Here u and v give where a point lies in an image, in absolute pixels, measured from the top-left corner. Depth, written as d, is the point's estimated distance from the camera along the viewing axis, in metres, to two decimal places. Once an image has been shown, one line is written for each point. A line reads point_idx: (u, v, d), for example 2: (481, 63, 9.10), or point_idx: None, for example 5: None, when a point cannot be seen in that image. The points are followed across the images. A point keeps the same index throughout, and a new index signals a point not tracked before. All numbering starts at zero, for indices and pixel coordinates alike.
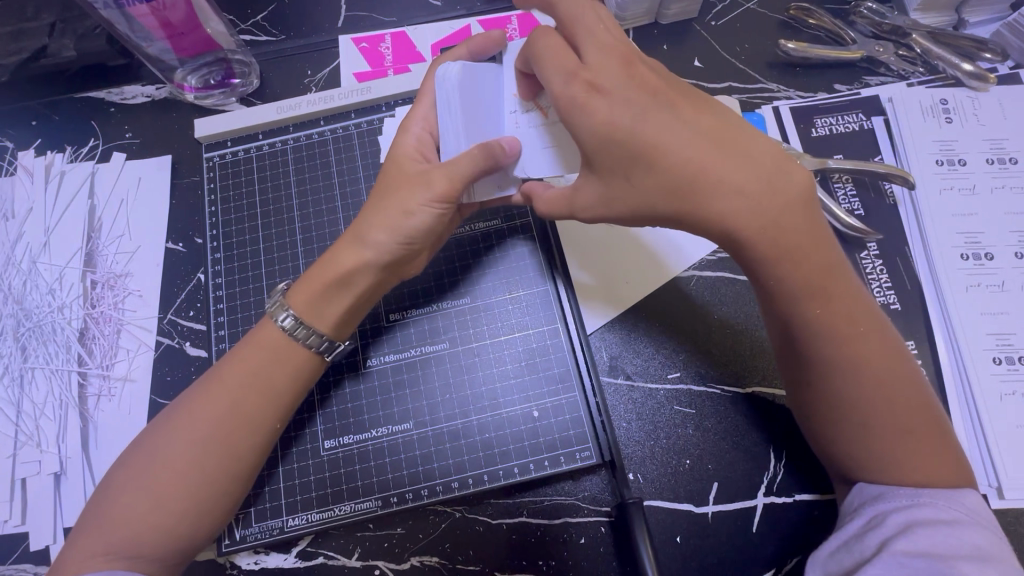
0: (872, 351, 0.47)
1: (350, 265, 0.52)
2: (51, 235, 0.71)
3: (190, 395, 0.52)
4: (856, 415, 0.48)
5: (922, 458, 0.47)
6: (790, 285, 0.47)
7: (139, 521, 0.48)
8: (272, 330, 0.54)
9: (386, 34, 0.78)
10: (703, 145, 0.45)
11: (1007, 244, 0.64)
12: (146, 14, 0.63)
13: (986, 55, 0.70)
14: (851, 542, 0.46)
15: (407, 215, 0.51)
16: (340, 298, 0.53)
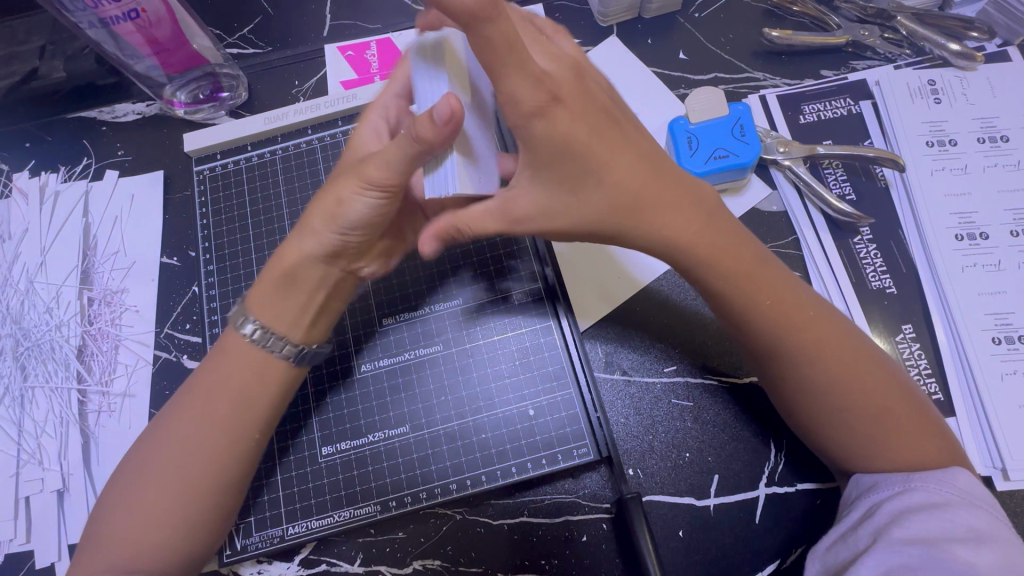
0: (818, 336, 0.49)
1: (293, 258, 0.53)
2: (47, 254, 0.71)
3: (168, 412, 0.52)
4: (821, 401, 0.49)
5: (894, 434, 0.48)
6: (730, 298, 0.50)
7: (135, 538, 0.48)
8: (238, 341, 0.54)
9: (371, 41, 0.78)
10: (634, 174, 0.49)
11: (1002, 223, 0.63)
12: (133, 32, 0.63)
13: (973, 34, 0.70)
14: (848, 533, 0.46)
15: (340, 205, 0.51)
16: (299, 306, 0.54)
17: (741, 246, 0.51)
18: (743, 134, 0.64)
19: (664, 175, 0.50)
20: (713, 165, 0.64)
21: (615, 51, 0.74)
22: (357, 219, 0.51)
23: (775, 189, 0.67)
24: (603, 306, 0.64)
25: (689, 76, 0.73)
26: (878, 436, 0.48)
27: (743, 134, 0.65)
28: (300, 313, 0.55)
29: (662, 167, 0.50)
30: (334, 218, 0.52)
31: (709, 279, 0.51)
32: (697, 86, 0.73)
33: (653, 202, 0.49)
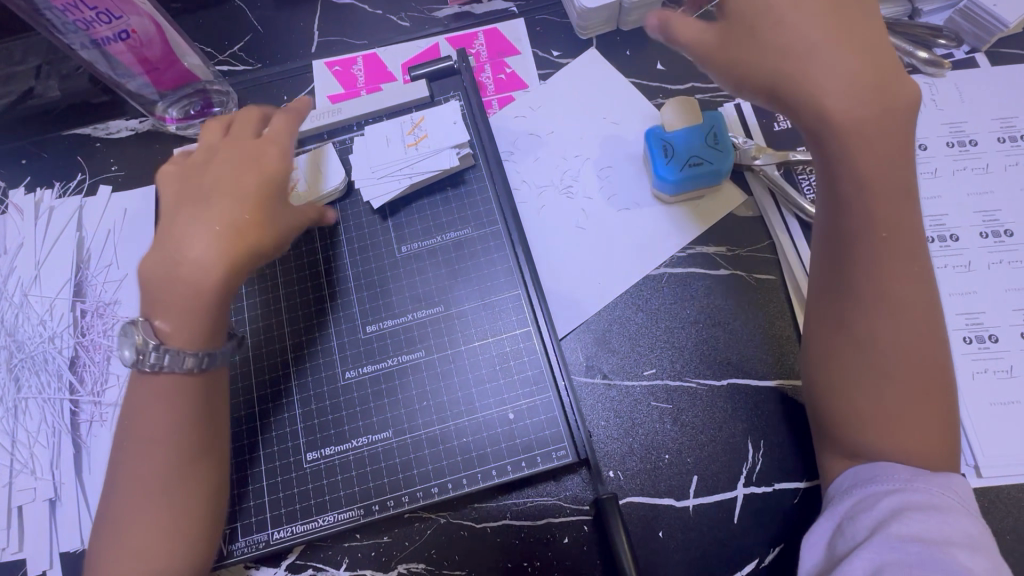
0: (904, 288, 0.48)
1: (189, 272, 0.51)
2: (41, 267, 0.73)
3: (117, 459, 0.52)
4: (868, 362, 0.48)
5: (925, 425, 0.47)
6: (857, 189, 0.47)
7: (133, 559, 0.49)
8: (157, 376, 0.51)
9: (358, 56, 0.80)
10: (821, 31, 0.46)
11: (972, 224, 0.64)
12: (124, 52, 0.66)
13: (941, 41, 0.71)
14: (845, 525, 0.47)
15: (222, 224, 0.53)
16: (208, 318, 0.52)
17: (904, 146, 0.47)
18: (706, 142, 0.66)
19: (863, 49, 0.46)
20: (686, 171, 0.65)
21: (594, 63, 0.77)
22: (272, 242, 0.55)
23: (750, 195, 0.69)
24: (701, 222, 0.68)
25: (666, 86, 0.75)
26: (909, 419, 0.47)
27: (717, 140, 0.66)
28: (207, 327, 0.52)
29: (862, 43, 0.46)
30: (249, 238, 0.53)
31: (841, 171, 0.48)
32: (675, 95, 0.74)
33: (827, 62, 0.46)
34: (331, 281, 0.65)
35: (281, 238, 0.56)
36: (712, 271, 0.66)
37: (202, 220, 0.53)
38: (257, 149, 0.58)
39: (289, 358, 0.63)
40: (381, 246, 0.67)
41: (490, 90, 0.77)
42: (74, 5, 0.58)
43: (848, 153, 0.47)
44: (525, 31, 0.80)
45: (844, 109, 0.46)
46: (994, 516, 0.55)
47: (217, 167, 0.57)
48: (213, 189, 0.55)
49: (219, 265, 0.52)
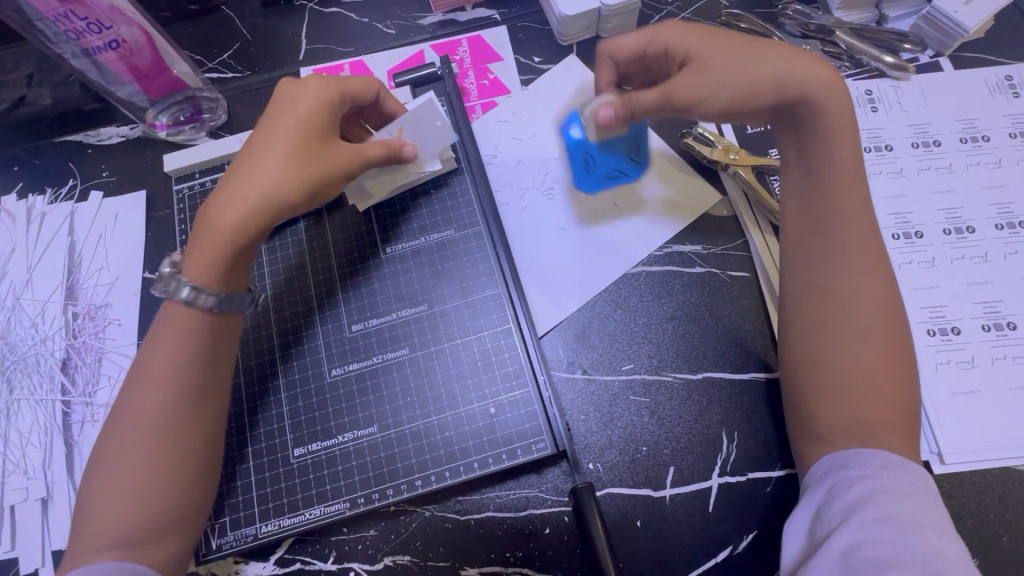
0: (873, 251, 0.54)
1: (222, 220, 0.53)
2: (34, 272, 0.74)
3: (123, 398, 0.53)
4: (843, 325, 0.52)
5: (895, 388, 0.50)
6: (842, 165, 0.56)
7: (106, 532, 0.49)
8: (180, 307, 0.53)
9: (344, 63, 0.83)
10: (797, 56, 0.58)
11: (935, 222, 0.67)
12: (115, 60, 0.68)
13: (907, 46, 0.74)
14: (820, 511, 0.48)
15: (260, 175, 0.54)
16: (230, 257, 0.54)
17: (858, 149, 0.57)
18: (632, 145, 0.66)
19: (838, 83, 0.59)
20: (632, 180, 0.69)
21: (574, 69, 0.79)
22: (307, 185, 0.55)
23: (724, 195, 0.71)
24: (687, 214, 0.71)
25: None
26: (887, 381, 0.51)
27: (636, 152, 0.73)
28: (231, 265, 0.54)
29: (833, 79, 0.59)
30: (281, 191, 0.54)
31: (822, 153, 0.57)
32: None
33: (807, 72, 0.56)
34: (318, 284, 0.67)
35: (321, 181, 0.56)
36: (688, 268, 0.69)
37: (259, 166, 0.54)
38: (323, 94, 0.58)
39: (277, 357, 0.64)
40: (367, 247, 0.69)
41: (473, 95, 0.79)
42: (65, 15, 0.60)
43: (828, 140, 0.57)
44: (507, 37, 0.82)
45: (824, 101, 0.56)
46: (955, 501, 0.57)
47: (266, 113, 0.58)
48: (265, 134, 0.56)
49: (240, 215, 0.53)
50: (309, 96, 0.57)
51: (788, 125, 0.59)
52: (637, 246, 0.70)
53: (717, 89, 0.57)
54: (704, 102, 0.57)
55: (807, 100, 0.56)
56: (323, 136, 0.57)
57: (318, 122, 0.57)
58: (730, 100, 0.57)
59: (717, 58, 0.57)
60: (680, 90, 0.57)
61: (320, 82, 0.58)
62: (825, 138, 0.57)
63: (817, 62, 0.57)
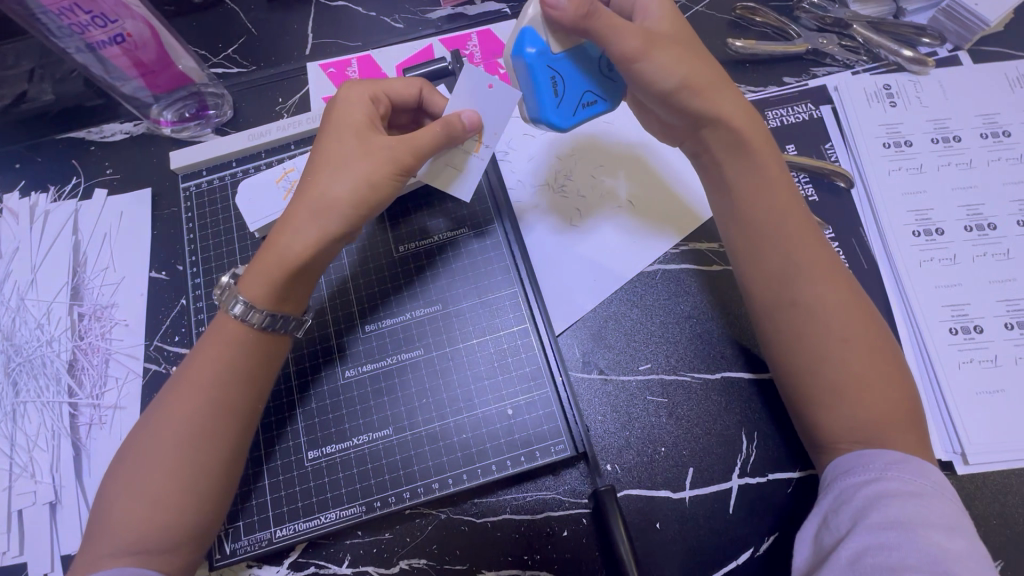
0: (826, 261, 0.53)
1: (283, 241, 0.52)
2: (38, 271, 0.73)
3: (157, 404, 0.52)
4: (818, 335, 0.50)
5: (888, 387, 0.49)
6: (768, 184, 0.55)
7: (119, 531, 0.48)
8: (228, 320, 0.54)
9: (352, 58, 0.81)
10: (701, 61, 0.54)
11: (956, 218, 0.66)
12: (119, 55, 0.66)
13: (925, 40, 0.73)
14: (828, 518, 0.45)
15: (323, 192, 0.53)
16: (286, 272, 0.52)
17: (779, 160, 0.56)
18: (611, 75, 0.57)
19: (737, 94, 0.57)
20: (577, 117, 0.57)
21: None
22: (358, 185, 0.53)
23: None
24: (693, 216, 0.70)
25: None
26: (879, 378, 0.49)
27: (619, 153, 0.73)
28: (286, 281, 0.53)
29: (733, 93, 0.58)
30: (341, 208, 0.53)
31: (754, 176, 0.55)
32: None
33: (712, 84, 0.54)
34: (330, 285, 0.65)
35: (371, 178, 0.53)
36: (705, 266, 0.68)
37: (321, 183, 0.53)
38: (359, 97, 0.57)
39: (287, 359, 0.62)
40: (380, 245, 0.67)
41: None
42: (69, 10, 0.58)
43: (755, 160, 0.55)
44: None
45: (746, 130, 0.54)
46: (978, 502, 0.57)
47: (324, 127, 0.57)
48: (325, 151, 0.55)
49: (305, 236, 0.52)
50: (346, 103, 0.57)
51: (718, 151, 0.56)
52: (622, 245, 0.69)
53: (665, 61, 0.52)
54: (653, 69, 0.52)
55: (732, 129, 0.54)
56: (364, 133, 0.55)
57: (359, 124, 0.55)
58: (680, 77, 0.52)
59: (664, 49, 0.53)
60: (635, 48, 0.51)
61: (354, 89, 0.58)
62: (750, 166, 0.55)
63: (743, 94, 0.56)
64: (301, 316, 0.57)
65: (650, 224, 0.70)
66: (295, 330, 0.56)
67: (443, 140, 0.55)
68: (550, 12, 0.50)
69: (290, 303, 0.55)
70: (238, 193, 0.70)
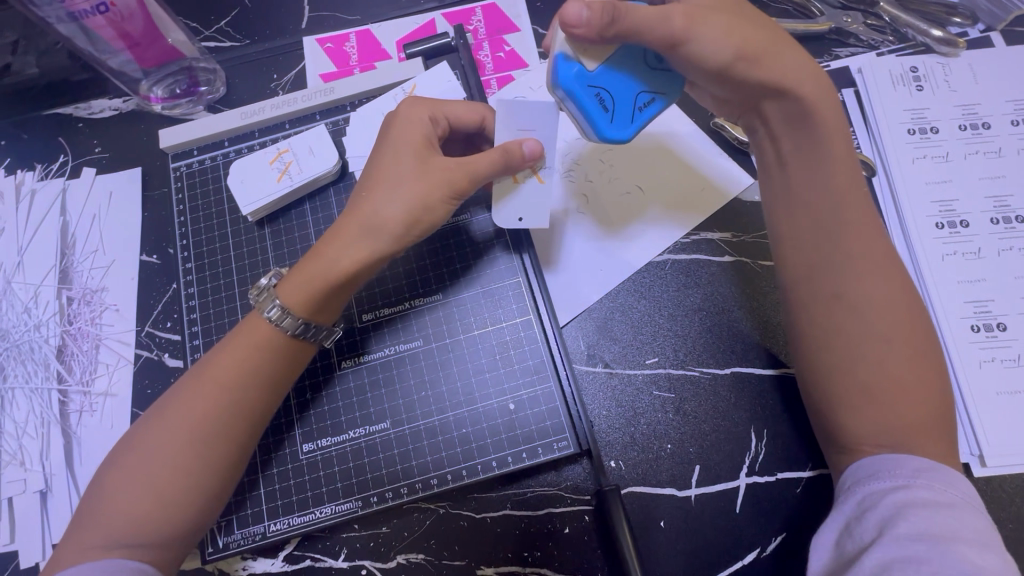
0: (880, 259, 0.50)
1: (329, 253, 0.51)
2: (24, 254, 0.70)
3: (168, 398, 0.50)
4: (859, 333, 0.48)
5: (922, 390, 0.46)
6: (831, 167, 0.52)
7: (114, 518, 0.46)
8: (262, 323, 0.51)
9: (350, 33, 0.77)
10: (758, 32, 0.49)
11: (982, 210, 0.63)
12: (104, 26, 0.62)
13: (956, 19, 0.69)
14: (850, 525, 0.43)
15: (375, 208, 0.50)
16: (331, 283, 0.50)
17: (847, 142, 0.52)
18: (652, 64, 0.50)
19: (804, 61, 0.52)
20: (637, 123, 0.50)
21: None
22: (413, 205, 0.50)
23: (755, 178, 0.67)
24: (724, 196, 0.67)
25: None
26: (916, 379, 0.46)
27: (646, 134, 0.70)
28: (327, 292, 0.50)
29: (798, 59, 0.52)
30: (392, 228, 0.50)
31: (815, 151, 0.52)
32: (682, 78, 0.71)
33: (775, 52, 0.49)
34: None
35: (424, 200, 0.50)
36: (715, 257, 0.65)
37: (372, 199, 0.51)
38: (418, 116, 0.54)
39: None
40: None
41: (488, 68, 0.75)
42: None
43: (820, 132, 0.51)
44: (524, 7, 0.77)
45: (812, 99, 0.50)
46: (994, 505, 0.55)
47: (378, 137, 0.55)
48: (376, 164, 0.52)
49: (352, 252, 0.50)
50: (404, 120, 0.54)
51: (778, 121, 0.53)
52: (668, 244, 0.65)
53: (714, 33, 0.47)
54: (702, 47, 0.47)
55: (798, 99, 0.50)
56: (420, 151, 0.52)
57: (422, 140, 0.52)
58: (733, 48, 0.48)
59: (714, 21, 0.47)
60: (678, 29, 0.46)
61: (413, 106, 0.55)
62: (808, 142, 0.52)
63: (806, 51, 0.51)
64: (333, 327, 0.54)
65: (693, 202, 0.67)
66: (324, 338, 0.54)
67: (500, 168, 0.52)
68: (571, 29, 0.44)
69: (326, 312, 0.53)
70: (229, 173, 0.67)
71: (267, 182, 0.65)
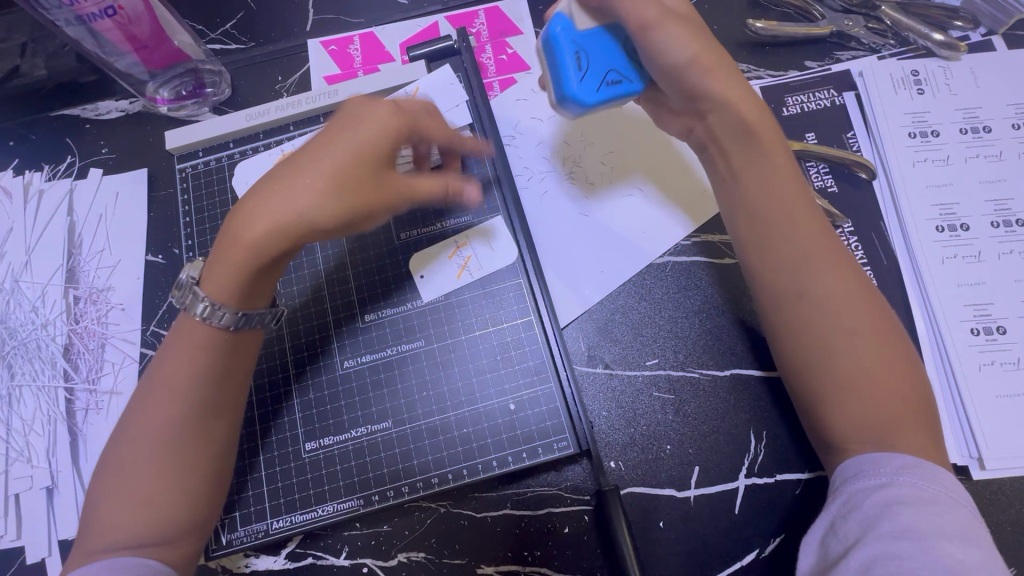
0: (836, 259, 0.50)
1: (251, 241, 0.47)
2: (32, 253, 0.71)
3: (132, 409, 0.50)
4: (823, 331, 0.48)
5: (896, 384, 0.47)
6: (773, 181, 0.52)
7: (113, 526, 0.47)
8: (195, 322, 0.50)
9: (355, 35, 0.78)
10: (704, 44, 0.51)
11: (983, 214, 0.63)
12: (111, 28, 0.63)
13: (958, 23, 0.69)
14: (836, 523, 0.43)
15: (295, 194, 0.47)
16: (250, 275, 0.49)
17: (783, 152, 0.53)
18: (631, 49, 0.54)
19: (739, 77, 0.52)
20: (603, 93, 0.53)
21: None
22: (333, 196, 0.47)
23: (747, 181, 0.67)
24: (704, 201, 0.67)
25: None
26: (888, 371, 0.47)
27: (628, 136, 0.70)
28: (255, 278, 0.49)
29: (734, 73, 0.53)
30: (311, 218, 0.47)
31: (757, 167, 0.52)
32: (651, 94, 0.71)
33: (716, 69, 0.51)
34: (331, 278, 0.63)
35: (348, 197, 0.48)
36: (715, 258, 0.65)
37: (298, 183, 0.48)
38: (370, 115, 0.50)
39: (290, 359, 0.61)
40: (380, 234, 0.65)
41: (491, 71, 0.75)
42: None
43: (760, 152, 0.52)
44: (527, 10, 0.77)
45: (753, 118, 0.51)
46: (993, 507, 0.55)
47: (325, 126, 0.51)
48: (312, 152, 0.49)
49: (274, 239, 0.48)
50: (357, 116, 0.50)
51: (722, 138, 0.54)
52: (649, 212, 0.67)
53: (677, 35, 0.50)
54: (666, 41, 0.50)
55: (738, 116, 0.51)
56: (366, 161, 0.49)
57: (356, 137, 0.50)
58: (691, 53, 0.50)
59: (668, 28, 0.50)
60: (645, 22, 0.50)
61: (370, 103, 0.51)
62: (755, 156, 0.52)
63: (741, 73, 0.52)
64: (273, 309, 0.54)
65: (676, 207, 0.67)
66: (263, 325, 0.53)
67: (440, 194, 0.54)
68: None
69: (255, 301, 0.51)
70: (235, 176, 0.69)
71: None
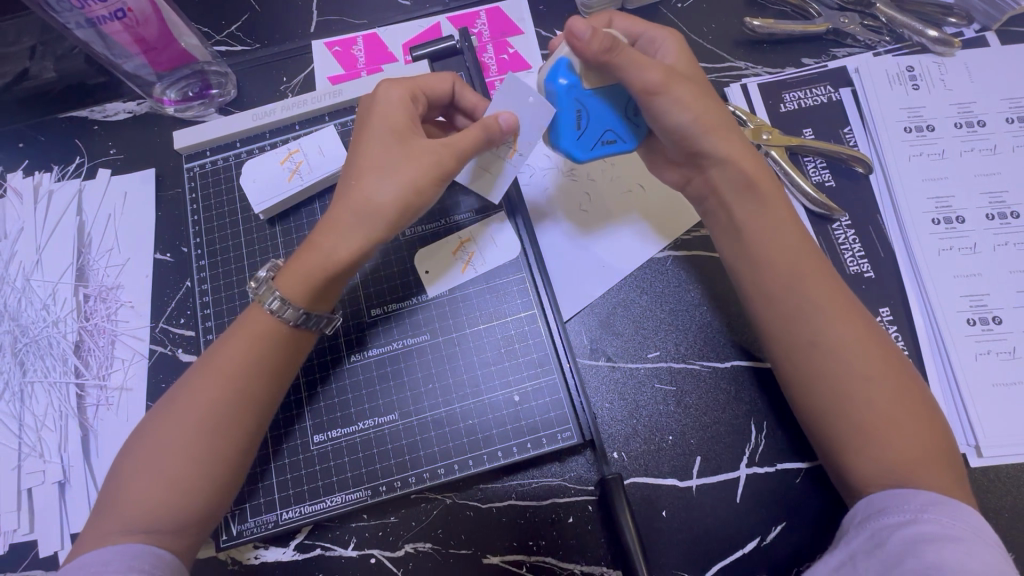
0: (843, 303, 0.51)
1: (332, 246, 0.51)
2: (43, 252, 0.72)
3: (176, 388, 0.52)
4: (840, 377, 0.49)
5: (915, 427, 0.47)
6: (775, 230, 0.54)
7: (129, 508, 0.48)
8: (260, 316, 0.53)
9: (358, 36, 0.79)
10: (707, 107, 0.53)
11: (978, 206, 0.64)
12: (120, 31, 0.64)
13: (951, 20, 0.70)
14: (857, 556, 0.43)
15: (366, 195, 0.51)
16: (328, 275, 0.52)
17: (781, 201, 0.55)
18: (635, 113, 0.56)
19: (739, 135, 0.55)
20: (596, 152, 0.56)
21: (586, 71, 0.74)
22: (400, 186, 0.51)
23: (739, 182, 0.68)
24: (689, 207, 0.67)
25: None
26: (905, 414, 0.47)
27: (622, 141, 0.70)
28: (329, 281, 0.52)
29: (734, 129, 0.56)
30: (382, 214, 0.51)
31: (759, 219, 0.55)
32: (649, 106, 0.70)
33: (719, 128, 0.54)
34: None
35: (416, 183, 0.52)
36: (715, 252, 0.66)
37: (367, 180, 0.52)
38: (397, 98, 0.55)
39: None
40: None
41: (492, 70, 0.76)
42: None
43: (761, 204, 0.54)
44: (528, 10, 0.79)
45: (753, 172, 0.54)
46: (990, 494, 0.56)
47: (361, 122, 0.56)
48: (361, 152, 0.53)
49: (355, 240, 0.51)
50: (383, 103, 0.55)
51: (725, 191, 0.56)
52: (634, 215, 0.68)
53: (682, 99, 0.52)
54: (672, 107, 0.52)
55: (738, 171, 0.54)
56: (404, 137, 0.53)
57: (397, 120, 0.54)
58: (694, 117, 0.53)
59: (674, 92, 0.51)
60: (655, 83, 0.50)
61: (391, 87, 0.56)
62: (758, 207, 0.55)
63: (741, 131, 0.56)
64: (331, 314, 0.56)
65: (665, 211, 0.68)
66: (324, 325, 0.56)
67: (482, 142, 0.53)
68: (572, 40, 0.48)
69: (324, 303, 0.54)
70: (242, 174, 0.69)
71: (282, 180, 0.67)
